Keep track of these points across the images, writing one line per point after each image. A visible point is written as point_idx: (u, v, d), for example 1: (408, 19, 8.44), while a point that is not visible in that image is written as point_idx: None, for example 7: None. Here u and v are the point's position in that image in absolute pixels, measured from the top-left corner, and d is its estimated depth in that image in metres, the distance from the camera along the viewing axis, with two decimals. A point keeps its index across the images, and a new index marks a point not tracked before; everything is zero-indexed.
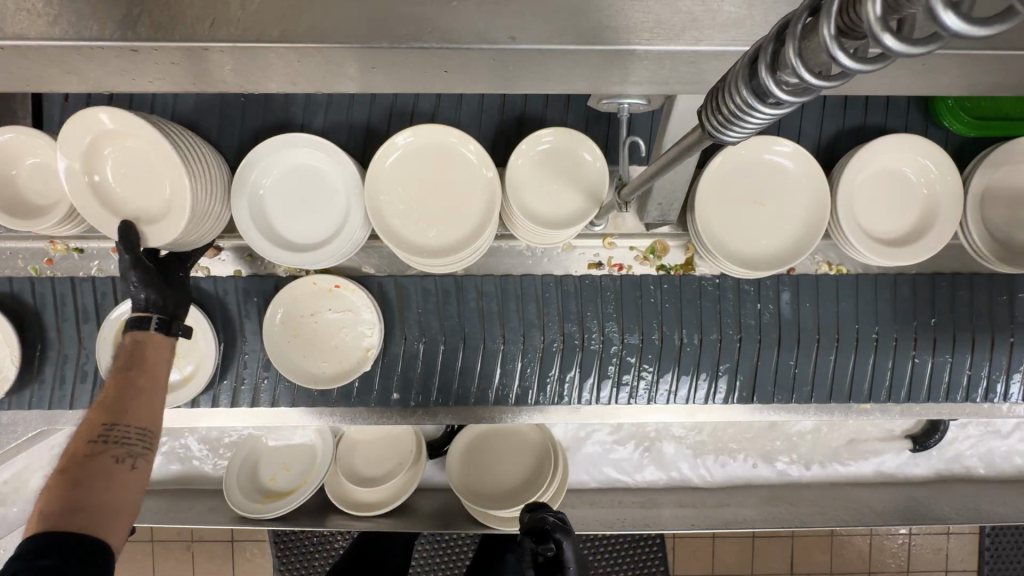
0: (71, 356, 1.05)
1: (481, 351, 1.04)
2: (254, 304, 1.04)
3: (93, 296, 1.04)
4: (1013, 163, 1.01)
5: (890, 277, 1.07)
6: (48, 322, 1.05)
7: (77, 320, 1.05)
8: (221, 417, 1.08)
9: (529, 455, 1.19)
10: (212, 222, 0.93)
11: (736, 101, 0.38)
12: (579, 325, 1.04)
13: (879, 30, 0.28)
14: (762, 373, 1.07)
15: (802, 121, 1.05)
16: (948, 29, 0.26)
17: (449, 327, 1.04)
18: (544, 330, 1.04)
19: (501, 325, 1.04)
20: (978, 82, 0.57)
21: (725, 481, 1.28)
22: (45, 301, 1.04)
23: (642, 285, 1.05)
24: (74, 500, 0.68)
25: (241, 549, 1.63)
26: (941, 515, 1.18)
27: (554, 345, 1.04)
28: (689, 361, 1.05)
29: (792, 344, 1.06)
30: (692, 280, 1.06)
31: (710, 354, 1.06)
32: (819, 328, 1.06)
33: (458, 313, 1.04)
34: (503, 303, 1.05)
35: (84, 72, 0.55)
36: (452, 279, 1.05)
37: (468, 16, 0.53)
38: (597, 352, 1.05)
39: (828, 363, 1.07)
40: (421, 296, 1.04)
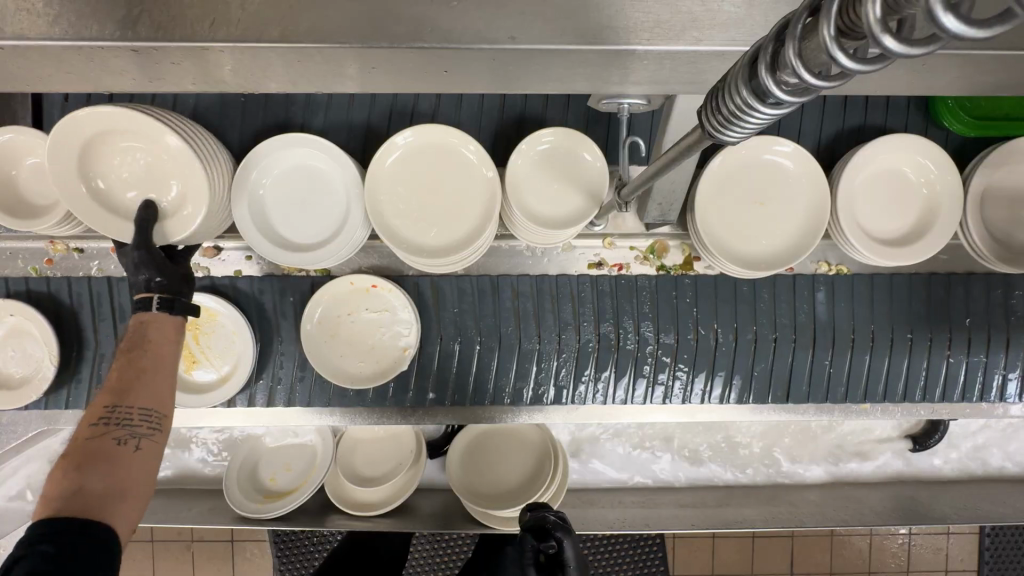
0: (107, 355, 1.04)
1: (518, 351, 1.04)
2: (290, 304, 1.04)
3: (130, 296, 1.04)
4: (1013, 163, 1.01)
5: (925, 277, 1.07)
6: (85, 322, 1.04)
7: (114, 319, 1.04)
8: (223, 418, 1.08)
9: (529, 455, 1.19)
10: (224, 218, 0.95)
11: (736, 101, 0.38)
12: (614, 325, 1.05)
13: (878, 31, 0.29)
14: (797, 374, 1.07)
15: (802, 121, 1.05)
16: (948, 32, 0.26)
17: (486, 328, 1.04)
18: (579, 330, 1.04)
19: (537, 326, 1.05)
20: (979, 83, 0.57)
21: (725, 481, 1.28)
22: (81, 300, 1.04)
23: (678, 285, 1.06)
24: (75, 482, 0.66)
25: (241, 550, 1.63)
26: (941, 514, 1.18)
27: (589, 343, 1.04)
28: (725, 361, 1.06)
29: (826, 344, 1.06)
30: (728, 280, 1.06)
31: (745, 355, 1.06)
32: (853, 328, 1.06)
33: (494, 313, 1.05)
34: (539, 302, 1.05)
35: (84, 72, 0.55)
36: (489, 279, 1.05)
37: (469, 16, 0.53)
38: (634, 354, 1.05)
39: (863, 364, 1.07)
40: (457, 295, 1.04)
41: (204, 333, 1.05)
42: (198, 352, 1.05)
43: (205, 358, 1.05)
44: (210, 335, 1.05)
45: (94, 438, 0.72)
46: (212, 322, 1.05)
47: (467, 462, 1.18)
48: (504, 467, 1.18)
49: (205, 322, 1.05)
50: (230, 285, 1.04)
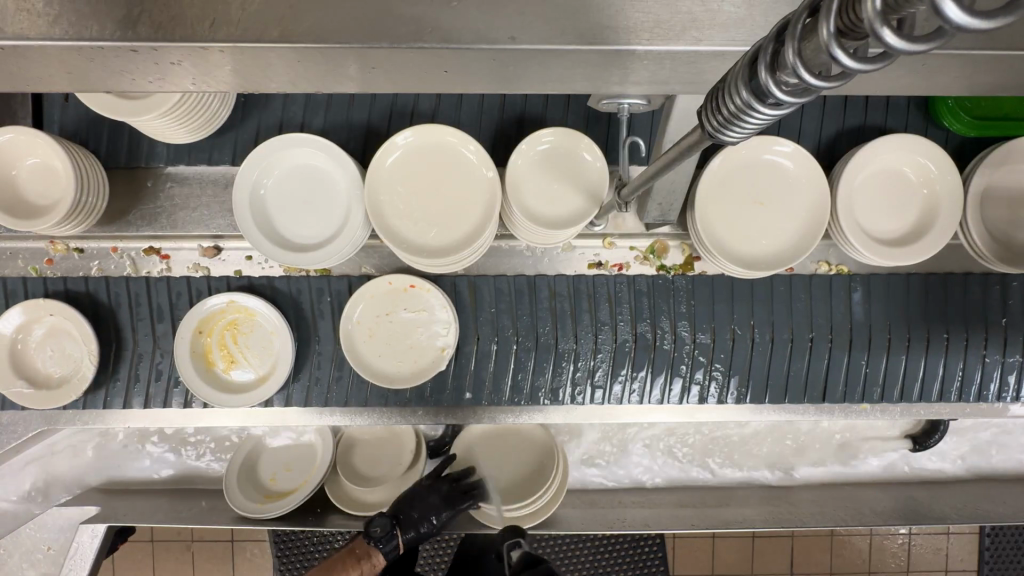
0: (146, 354, 1.04)
1: (554, 351, 1.04)
2: (327, 303, 1.04)
3: (168, 295, 1.03)
4: (1013, 163, 1.01)
5: (957, 277, 1.07)
6: (123, 322, 1.04)
7: (152, 319, 1.03)
8: (221, 417, 1.09)
9: (529, 460, 1.18)
10: (202, 119, 0.97)
11: (736, 102, 0.38)
12: (651, 325, 1.04)
13: (879, 27, 0.29)
14: (833, 373, 1.07)
15: (802, 121, 1.05)
16: (951, 23, 0.26)
17: (523, 328, 1.04)
18: (615, 330, 1.04)
19: (574, 325, 1.04)
20: (979, 84, 0.57)
21: (725, 481, 1.28)
22: (119, 300, 1.03)
23: (716, 284, 1.05)
24: None
25: (241, 549, 1.63)
26: (942, 514, 1.18)
27: (626, 343, 1.04)
28: (761, 362, 1.05)
29: (863, 344, 1.05)
30: (764, 280, 1.05)
31: (782, 355, 1.05)
32: (890, 327, 1.05)
33: (531, 313, 1.04)
34: (576, 303, 1.04)
35: (84, 72, 0.55)
36: (527, 279, 1.05)
37: (469, 16, 0.53)
38: (671, 353, 1.05)
39: (899, 364, 1.06)
40: (494, 296, 1.04)
41: (243, 333, 1.04)
42: (236, 352, 1.04)
43: (243, 358, 1.04)
44: (249, 335, 1.04)
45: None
46: (250, 322, 1.05)
47: (469, 470, 1.15)
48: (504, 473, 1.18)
49: (244, 322, 1.04)
50: (268, 285, 1.03)
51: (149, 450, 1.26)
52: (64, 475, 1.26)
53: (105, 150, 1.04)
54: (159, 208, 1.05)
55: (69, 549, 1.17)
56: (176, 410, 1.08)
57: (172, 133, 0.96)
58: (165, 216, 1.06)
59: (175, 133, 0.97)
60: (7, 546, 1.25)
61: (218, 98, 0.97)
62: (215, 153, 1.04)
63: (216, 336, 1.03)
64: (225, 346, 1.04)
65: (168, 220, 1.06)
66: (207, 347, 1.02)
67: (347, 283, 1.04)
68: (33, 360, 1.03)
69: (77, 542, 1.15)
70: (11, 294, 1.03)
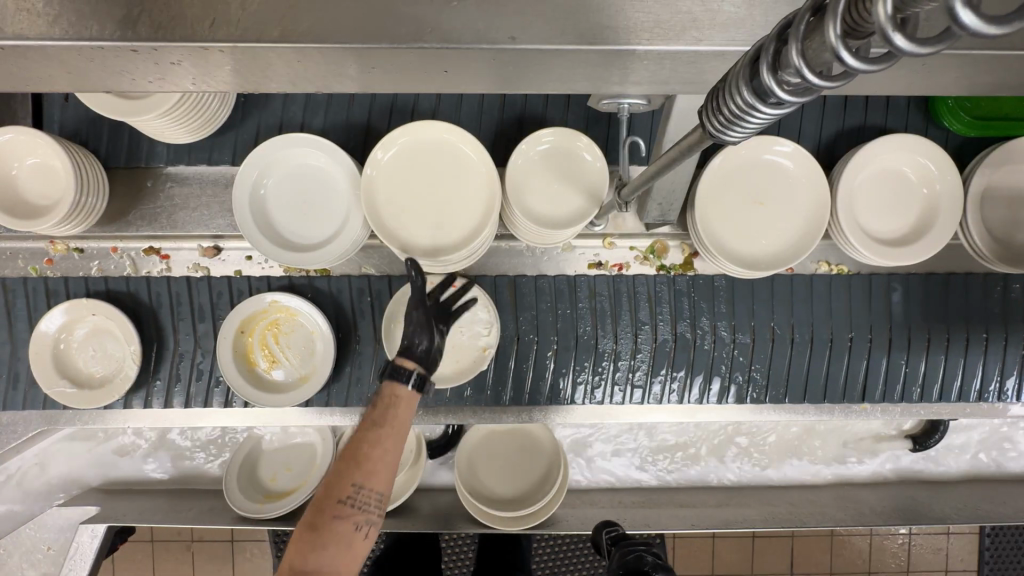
0: (187, 354, 1.04)
1: (594, 351, 1.04)
2: (367, 304, 1.04)
3: (209, 295, 1.03)
4: (1013, 164, 1.01)
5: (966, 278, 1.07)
6: (165, 321, 1.04)
7: (193, 319, 1.04)
8: (219, 417, 1.09)
9: (531, 470, 1.18)
10: (202, 120, 0.97)
11: (736, 102, 0.38)
12: (691, 326, 1.05)
13: (891, 29, 0.29)
14: (873, 374, 1.07)
15: (802, 121, 1.05)
16: (966, 28, 0.27)
17: (563, 326, 1.04)
18: (655, 329, 1.04)
19: (614, 323, 1.05)
20: (979, 85, 0.57)
21: (725, 481, 1.28)
22: (160, 300, 1.04)
23: (755, 283, 1.05)
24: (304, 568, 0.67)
25: (240, 550, 1.63)
26: (942, 514, 1.17)
27: (666, 342, 1.05)
28: (801, 361, 1.06)
29: (902, 344, 1.06)
30: (803, 279, 1.06)
31: (821, 354, 1.06)
32: (930, 327, 1.06)
33: (572, 313, 1.05)
34: (616, 302, 1.05)
35: (83, 72, 0.55)
36: (567, 279, 1.05)
37: (468, 16, 0.53)
38: (712, 351, 1.05)
39: (939, 363, 1.07)
40: (535, 295, 1.05)
41: (285, 333, 1.04)
42: (278, 352, 1.03)
43: (284, 358, 1.03)
44: (290, 335, 1.03)
45: (335, 523, 0.69)
46: (291, 322, 1.04)
47: (473, 475, 1.17)
48: (500, 488, 1.17)
49: (285, 322, 1.04)
50: (309, 285, 1.04)
51: (149, 450, 1.26)
52: (64, 475, 1.26)
53: (105, 150, 1.04)
54: (159, 208, 1.05)
55: (69, 549, 1.17)
56: (176, 410, 1.08)
57: (172, 133, 0.96)
58: (165, 216, 1.06)
59: (176, 134, 0.97)
60: (7, 546, 1.25)
61: (218, 99, 0.97)
62: (215, 153, 1.04)
63: (257, 336, 1.02)
64: (267, 346, 1.03)
65: (168, 220, 1.06)
66: (249, 347, 1.02)
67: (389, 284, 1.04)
68: (77, 360, 1.03)
69: (77, 542, 1.15)
70: (53, 293, 1.04)
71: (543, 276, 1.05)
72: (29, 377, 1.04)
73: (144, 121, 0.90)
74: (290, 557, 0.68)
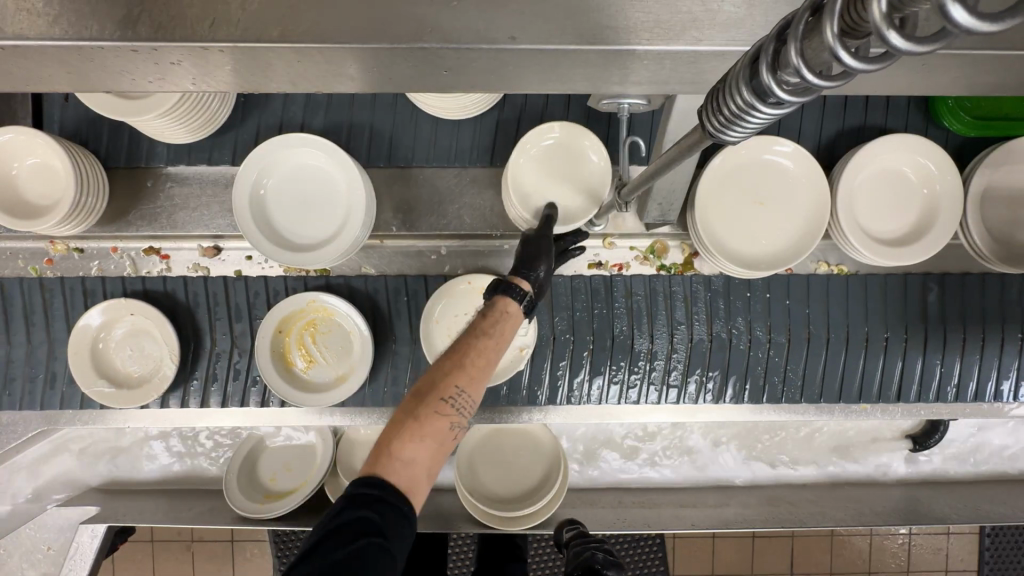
0: (224, 353, 1.04)
1: (629, 352, 1.05)
2: (403, 303, 1.04)
3: (247, 295, 1.03)
4: (1013, 163, 1.01)
5: (973, 278, 1.07)
6: (202, 321, 1.04)
7: (231, 319, 1.04)
8: (218, 417, 1.08)
9: (535, 469, 1.18)
10: (201, 121, 0.97)
11: (736, 102, 0.38)
12: (727, 325, 1.05)
13: (890, 29, 0.29)
14: (908, 373, 1.07)
15: (802, 121, 1.05)
16: (960, 27, 0.27)
17: (599, 327, 1.04)
18: (691, 328, 1.05)
19: (650, 323, 1.05)
20: (979, 84, 0.57)
21: (725, 481, 1.28)
22: (197, 300, 1.04)
23: (790, 284, 1.05)
24: (406, 455, 0.62)
25: (241, 550, 1.63)
26: (942, 514, 1.17)
27: (702, 343, 1.05)
28: (836, 362, 1.06)
29: (938, 343, 1.06)
30: (839, 279, 1.06)
31: (856, 354, 1.06)
32: (965, 325, 1.06)
33: (608, 312, 1.05)
34: (652, 303, 1.05)
35: (84, 72, 0.55)
36: (603, 279, 1.05)
37: (469, 16, 0.53)
38: (748, 352, 1.05)
39: (973, 363, 1.07)
40: (571, 295, 1.04)
41: (321, 333, 1.04)
42: (315, 352, 1.03)
43: (321, 358, 1.03)
44: (327, 335, 1.03)
45: (437, 415, 0.64)
46: (328, 322, 1.04)
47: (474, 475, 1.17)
48: (501, 488, 1.17)
49: (322, 322, 1.04)
50: (345, 284, 1.04)
51: (150, 450, 1.26)
52: (65, 475, 1.26)
53: (105, 149, 1.04)
54: (159, 208, 1.05)
55: (69, 549, 1.17)
56: (175, 410, 1.08)
57: (172, 133, 0.96)
58: (165, 216, 1.06)
59: (176, 134, 0.97)
60: (7, 546, 1.24)
61: (218, 99, 0.98)
62: (215, 153, 1.04)
63: (294, 336, 1.02)
64: (304, 346, 1.03)
65: (168, 220, 1.05)
66: (287, 346, 1.02)
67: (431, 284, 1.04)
68: (114, 359, 1.03)
69: (77, 542, 1.15)
70: (90, 293, 1.04)
71: (579, 276, 1.05)
72: (30, 377, 1.04)
73: (144, 121, 0.91)
74: (387, 438, 0.64)
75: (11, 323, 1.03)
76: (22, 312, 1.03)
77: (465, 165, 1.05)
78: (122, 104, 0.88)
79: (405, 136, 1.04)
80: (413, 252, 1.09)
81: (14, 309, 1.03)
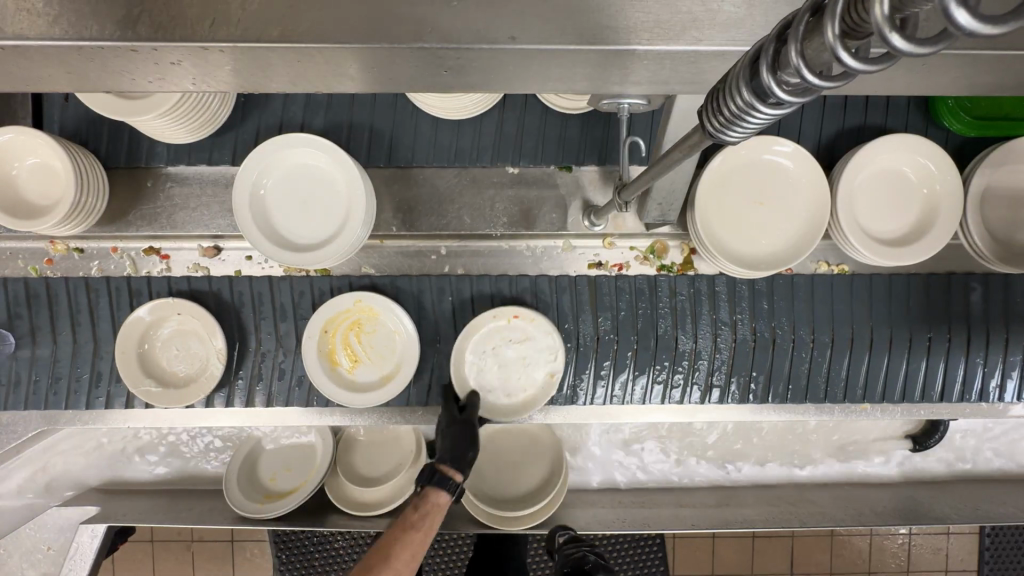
0: (270, 352, 1.04)
1: (673, 352, 1.05)
2: (448, 304, 1.04)
3: (292, 294, 1.04)
4: (1013, 163, 1.01)
5: (981, 279, 1.06)
6: (248, 322, 1.04)
7: (276, 319, 1.04)
8: (219, 417, 1.08)
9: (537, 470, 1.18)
10: (201, 121, 0.97)
11: (736, 103, 0.38)
12: (771, 325, 1.05)
13: (888, 29, 0.29)
14: (951, 374, 1.08)
15: (802, 121, 1.05)
16: (960, 29, 0.27)
17: (642, 326, 1.04)
18: (735, 328, 1.05)
19: (694, 324, 1.05)
20: (978, 84, 0.57)
21: (724, 481, 1.28)
22: (243, 299, 1.04)
23: (834, 285, 1.06)
24: None
25: (241, 550, 1.63)
26: (942, 514, 1.17)
27: (745, 342, 1.05)
28: (879, 361, 1.07)
29: (981, 343, 1.06)
30: (881, 279, 1.06)
31: (899, 355, 1.06)
32: (1008, 321, 1.06)
33: (652, 311, 1.05)
34: (697, 304, 1.05)
35: (83, 72, 0.55)
36: (647, 278, 1.05)
37: (469, 16, 0.53)
38: (792, 352, 1.06)
39: (1016, 359, 1.07)
40: (616, 294, 1.05)
41: (366, 333, 1.03)
42: (360, 351, 1.03)
43: (366, 358, 1.03)
44: (372, 334, 1.03)
45: None
46: (373, 322, 1.03)
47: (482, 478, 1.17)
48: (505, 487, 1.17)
49: (366, 321, 1.03)
50: (391, 285, 1.04)
51: (150, 450, 1.26)
52: (64, 475, 1.26)
53: (105, 149, 1.03)
54: (159, 208, 1.05)
55: (69, 549, 1.17)
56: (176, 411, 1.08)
57: (172, 132, 0.97)
58: (165, 216, 1.05)
59: (173, 134, 0.97)
60: (7, 546, 1.24)
61: (218, 100, 0.98)
62: (215, 153, 1.04)
63: (339, 336, 1.03)
64: (349, 346, 1.03)
65: (168, 220, 1.05)
66: (332, 347, 1.02)
67: (489, 284, 1.05)
68: (160, 359, 1.03)
69: (77, 542, 1.15)
70: (136, 293, 1.04)
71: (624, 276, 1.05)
72: (30, 377, 1.04)
73: (144, 121, 0.91)
74: None
75: (57, 322, 1.03)
76: (67, 311, 1.03)
77: (465, 164, 1.05)
78: (122, 104, 0.88)
79: (405, 135, 1.04)
80: (413, 252, 1.09)
81: (10, 308, 1.03)
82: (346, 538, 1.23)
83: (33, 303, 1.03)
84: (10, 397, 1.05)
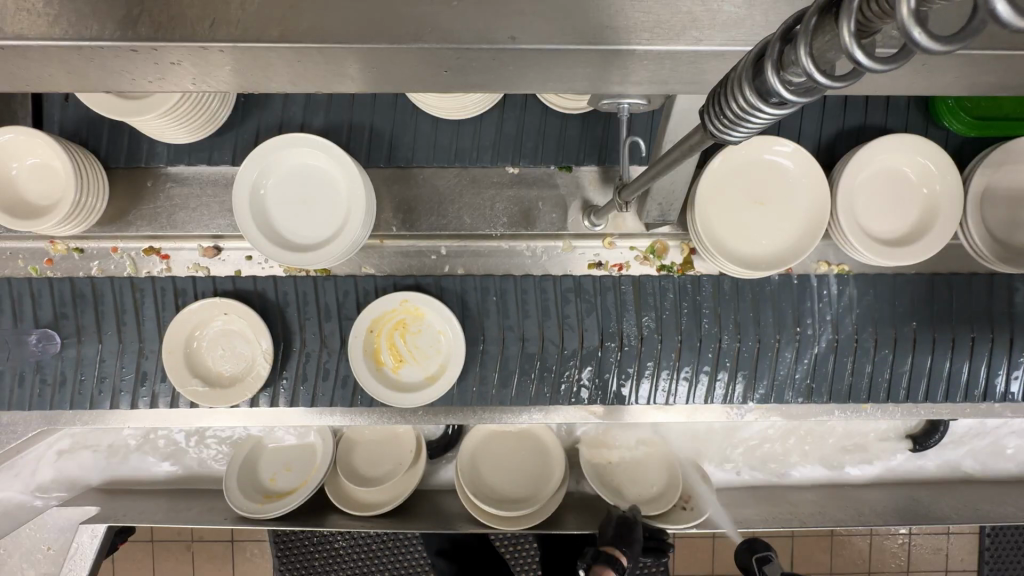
0: (313, 354, 1.04)
1: (716, 352, 1.05)
2: (492, 302, 1.04)
3: (337, 295, 1.04)
4: (1014, 164, 1.01)
5: (984, 279, 1.06)
6: (291, 318, 1.04)
7: (320, 318, 1.04)
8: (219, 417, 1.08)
9: (541, 469, 1.18)
10: (200, 122, 0.97)
11: (738, 103, 0.38)
12: (815, 324, 1.06)
13: (912, 22, 0.28)
14: (996, 371, 1.07)
15: (802, 120, 1.05)
16: (997, 21, 0.26)
17: (686, 327, 1.04)
18: (780, 329, 1.05)
19: (738, 325, 1.05)
20: (977, 84, 0.57)
21: (724, 481, 1.28)
22: (288, 299, 1.04)
23: (878, 282, 1.06)
24: None
25: (241, 550, 1.63)
26: (942, 515, 1.17)
27: (791, 342, 1.05)
28: (924, 360, 1.07)
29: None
30: (923, 280, 1.06)
31: (943, 354, 1.07)
32: None
33: (694, 312, 1.05)
34: (740, 303, 1.05)
35: (84, 72, 0.55)
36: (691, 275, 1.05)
37: (468, 16, 0.53)
38: (834, 352, 1.06)
39: None
40: (660, 294, 1.05)
41: (411, 333, 1.04)
42: (404, 351, 1.04)
43: (411, 358, 1.03)
44: (417, 334, 1.04)
45: None
46: (418, 322, 1.04)
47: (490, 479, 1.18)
48: (512, 489, 1.17)
49: (412, 322, 1.04)
50: (435, 284, 1.04)
51: (150, 450, 1.26)
52: (65, 475, 1.26)
53: (104, 149, 1.04)
54: (159, 208, 1.05)
55: (69, 549, 1.17)
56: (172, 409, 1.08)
57: (172, 132, 0.97)
58: (165, 216, 1.05)
59: (172, 133, 0.97)
60: (7, 545, 1.24)
61: (218, 100, 0.98)
62: (215, 153, 1.04)
63: (385, 336, 1.03)
64: (394, 346, 1.03)
65: (168, 220, 1.05)
66: (377, 347, 1.03)
67: (535, 283, 1.05)
68: (206, 360, 1.04)
69: (76, 542, 1.15)
70: (181, 293, 1.04)
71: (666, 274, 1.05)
72: (30, 376, 1.04)
73: (143, 120, 0.91)
74: None
75: (95, 324, 1.03)
76: (105, 312, 1.03)
77: (465, 164, 1.05)
78: (122, 104, 0.88)
79: (405, 135, 1.04)
80: (413, 252, 1.09)
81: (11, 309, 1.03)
82: (347, 539, 1.22)
83: (79, 302, 1.03)
84: (12, 397, 1.05)
